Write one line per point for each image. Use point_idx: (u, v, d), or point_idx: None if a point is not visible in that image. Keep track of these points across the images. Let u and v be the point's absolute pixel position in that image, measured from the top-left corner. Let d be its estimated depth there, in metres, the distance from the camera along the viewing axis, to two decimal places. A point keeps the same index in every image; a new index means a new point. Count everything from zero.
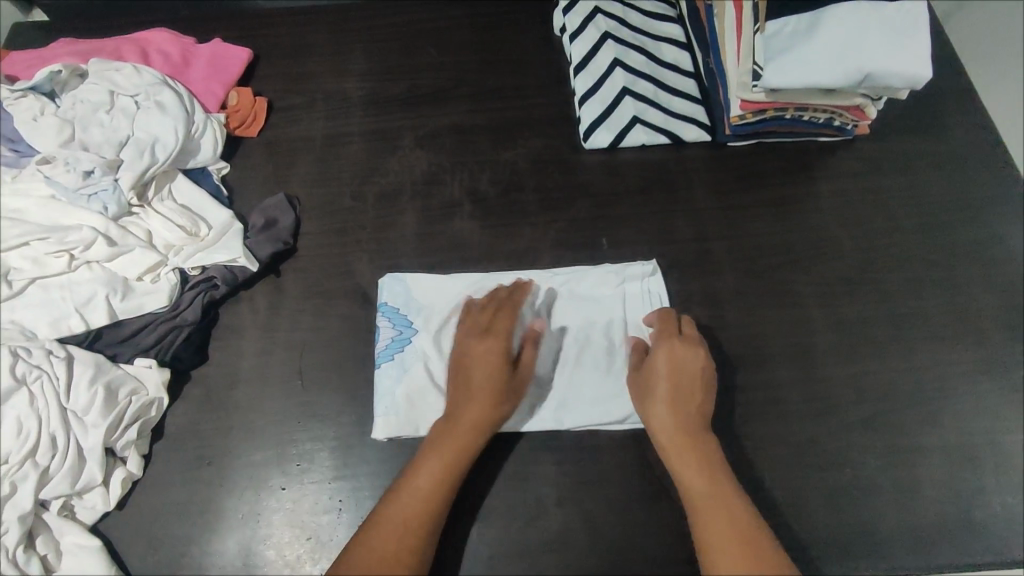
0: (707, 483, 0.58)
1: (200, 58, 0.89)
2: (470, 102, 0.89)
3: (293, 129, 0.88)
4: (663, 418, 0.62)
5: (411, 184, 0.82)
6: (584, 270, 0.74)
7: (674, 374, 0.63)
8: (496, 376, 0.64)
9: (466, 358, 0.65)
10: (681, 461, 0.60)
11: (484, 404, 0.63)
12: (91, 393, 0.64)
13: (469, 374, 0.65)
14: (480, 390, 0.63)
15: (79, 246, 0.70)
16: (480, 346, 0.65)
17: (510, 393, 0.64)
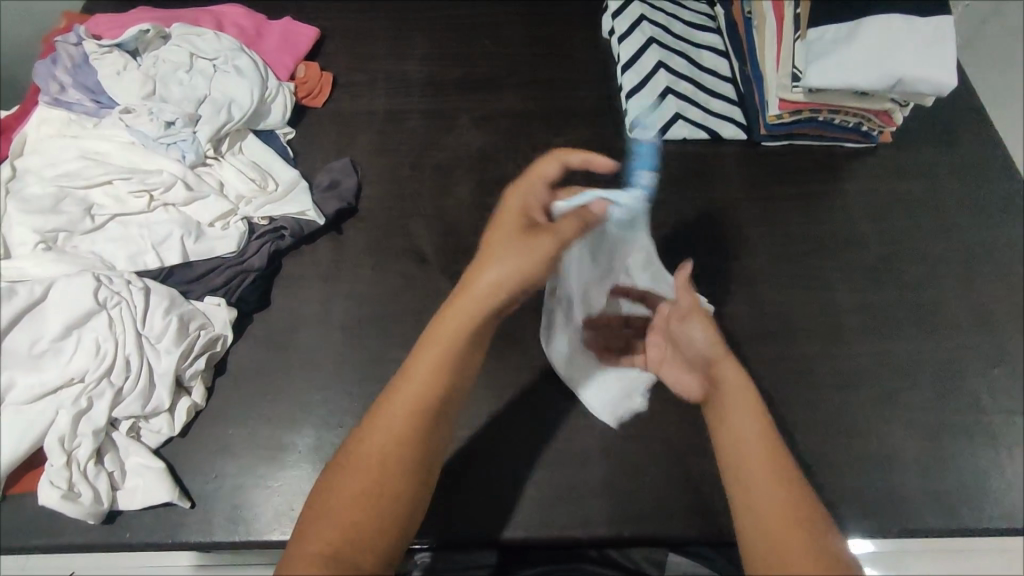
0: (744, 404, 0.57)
1: (272, 32, 0.95)
2: (523, 90, 0.95)
3: (357, 104, 0.93)
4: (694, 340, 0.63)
5: (468, 159, 0.88)
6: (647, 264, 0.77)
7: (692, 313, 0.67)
8: (522, 238, 0.58)
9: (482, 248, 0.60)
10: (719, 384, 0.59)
11: (477, 281, 0.57)
12: (166, 321, 0.67)
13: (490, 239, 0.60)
14: (485, 267, 0.57)
15: (160, 187, 0.75)
16: (494, 230, 0.61)
17: (529, 252, 0.57)
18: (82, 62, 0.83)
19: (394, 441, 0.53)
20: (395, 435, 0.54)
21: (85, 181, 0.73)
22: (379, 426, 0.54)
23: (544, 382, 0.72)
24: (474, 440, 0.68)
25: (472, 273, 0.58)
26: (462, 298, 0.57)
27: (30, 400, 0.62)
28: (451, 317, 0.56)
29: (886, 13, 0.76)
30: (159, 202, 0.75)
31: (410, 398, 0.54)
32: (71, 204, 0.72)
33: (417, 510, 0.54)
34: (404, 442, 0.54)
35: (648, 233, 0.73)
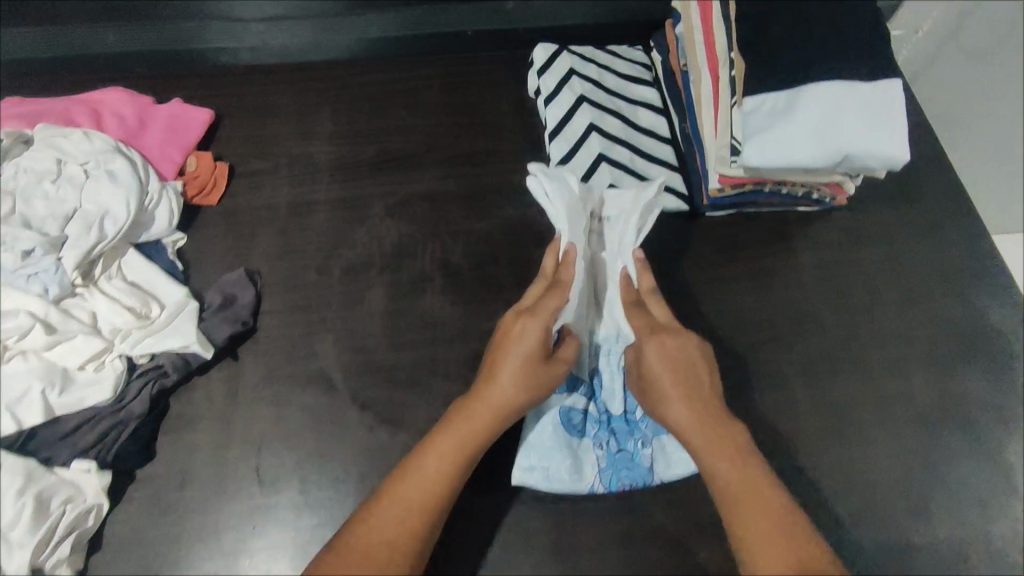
0: (735, 468, 0.60)
1: (158, 120, 0.85)
2: (442, 168, 0.86)
3: (256, 197, 0.84)
4: (677, 410, 0.63)
5: (382, 256, 0.79)
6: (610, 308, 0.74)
7: (677, 361, 0.65)
8: (550, 375, 0.64)
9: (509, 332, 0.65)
10: (710, 450, 0.61)
11: (506, 386, 0.62)
12: (19, 505, 0.58)
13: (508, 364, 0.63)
14: (510, 373, 0.62)
15: (15, 334, 0.65)
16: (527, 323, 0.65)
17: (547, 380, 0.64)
18: None
19: (439, 485, 0.59)
20: (446, 480, 0.59)
21: None
22: (426, 471, 0.59)
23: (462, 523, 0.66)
24: None
25: (504, 397, 0.62)
26: (489, 403, 0.62)
27: None
28: (477, 425, 0.61)
29: (831, 78, 0.67)
30: (15, 351, 0.65)
31: (453, 446, 0.60)
32: None
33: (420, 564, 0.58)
34: (456, 484, 0.60)
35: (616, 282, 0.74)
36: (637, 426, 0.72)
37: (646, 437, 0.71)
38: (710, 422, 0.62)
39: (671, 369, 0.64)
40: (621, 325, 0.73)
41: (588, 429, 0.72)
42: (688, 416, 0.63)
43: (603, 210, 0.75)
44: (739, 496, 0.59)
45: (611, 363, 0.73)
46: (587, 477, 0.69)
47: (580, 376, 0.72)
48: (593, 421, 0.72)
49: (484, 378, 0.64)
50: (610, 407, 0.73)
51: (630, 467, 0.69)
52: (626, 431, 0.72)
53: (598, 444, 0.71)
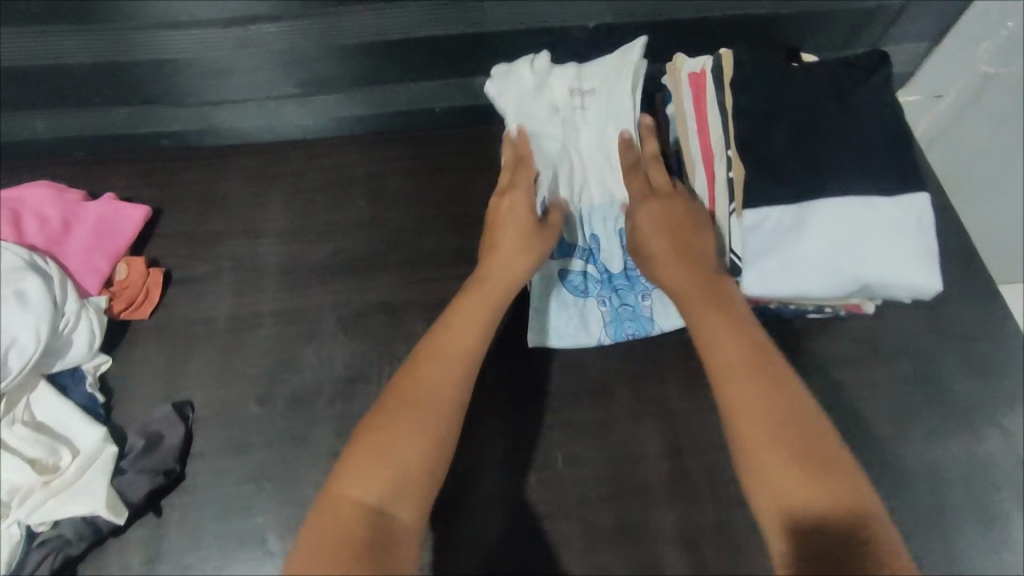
0: (732, 338, 0.57)
1: (85, 221, 0.75)
2: (404, 270, 0.76)
3: (193, 308, 0.74)
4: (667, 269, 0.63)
5: (333, 381, 0.69)
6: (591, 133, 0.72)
7: (664, 221, 0.64)
8: (547, 238, 0.67)
9: (495, 219, 0.69)
10: (700, 311, 0.59)
11: (497, 268, 0.66)
12: None
13: (499, 237, 0.67)
14: (500, 262, 0.66)
15: None
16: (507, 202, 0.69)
17: (537, 241, 0.66)
18: None
19: (439, 367, 0.59)
20: (459, 391, 0.58)
21: None
22: (445, 348, 0.60)
23: None
24: None
25: (506, 263, 0.66)
26: (497, 280, 0.65)
27: None
28: (480, 299, 0.64)
29: (847, 193, 0.58)
30: None
31: (468, 326, 0.62)
32: None
33: (435, 465, 0.54)
34: (478, 349, 0.61)
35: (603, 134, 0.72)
36: (639, 279, 0.72)
37: (648, 289, 0.72)
38: (702, 286, 0.60)
39: (667, 217, 0.64)
40: (615, 191, 0.73)
41: (591, 289, 0.73)
42: (677, 278, 0.62)
43: (585, 82, 0.71)
44: (729, 355, 0.56)
45: (609, 229, 0.73)
46: (593, 332, 0.71)
47: (591, 274, 0.73)
48: (594, 281, 0.73)
49: (488, 255, 0.67)
50: (610, 267, 0.73)
51: (634, 318, 0.71)
52: (629, 287, 0.72)
53: (602, 301, 0.72)
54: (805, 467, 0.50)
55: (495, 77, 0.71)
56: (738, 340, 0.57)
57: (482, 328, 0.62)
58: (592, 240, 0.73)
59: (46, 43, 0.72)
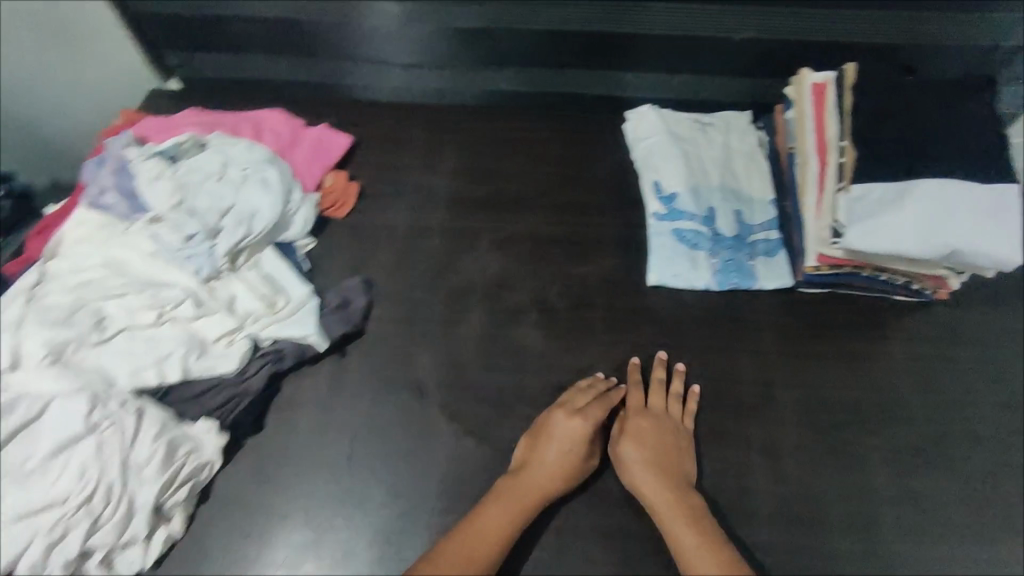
0: (696, 533, 0.65)
1: (307, 140, 0.97)
2: (548, 212, 0.93)
3: (378, 216, 0.93)
4: (642, 468, 0.70)
5: (485, 287, 0.86)
6: (710, 148, 0.96)
7: (663, 442, 0.72)
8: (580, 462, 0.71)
9: (535, 436, 0.72)
10: (671, 513, 0.67)
11: (531, 483, 0.68)
12: (153, 449, 0.68)
13: (537, 454, 0.70)
14: (539, 473, 0.69)
15: (171, 303, 0.76)
16: (554, 422, 0.72)
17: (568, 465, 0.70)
18: (122, 163, 0.88)
19: (463, 563, 0.62)
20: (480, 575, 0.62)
21: (103, 293, 0.75)
22: (461, 556, 0.63)
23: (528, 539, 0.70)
24: None
25: (546, 482, 0.68)
26: (533, 489, 0.68)
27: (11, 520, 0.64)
28: (510, 508, 0.67)
29: (943, 176, 0.71)
30: (168, 317, 0.76)
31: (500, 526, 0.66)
32: (84, 316, 0.73)
33: None
34: (502, 546, 0.65)
35: (719, 148, 0.96)
36: (744, 246, 0.87)
37: (751, 254, 0.86)
38: (684, 497, 0.68)
39: (668, 444, 0.72)
40: (725, 183, 0.92)
41: (703, 245, 0.87)
42: (654, 479, 0.69)
43: (704, 118, 0.99)
44: (694, 552, 0.63)
45: (722, 204, 0.90)
46: (703, 276, 0.85)
47: (705, 232, 0.87)
48: (706, 239, 0.87)
49: (525, 472, 0.69)
50: (720, 230, 0.88)
51: (739, 271, 0.85)
52: (736, 248, 0.87)
53: (713, 255, 0.86)
54: None
55: (636, 111, 1.00)
56: (702, 537, 0.64)
57: (504, 536, 0.65)
58: (709, 210, 0.89)
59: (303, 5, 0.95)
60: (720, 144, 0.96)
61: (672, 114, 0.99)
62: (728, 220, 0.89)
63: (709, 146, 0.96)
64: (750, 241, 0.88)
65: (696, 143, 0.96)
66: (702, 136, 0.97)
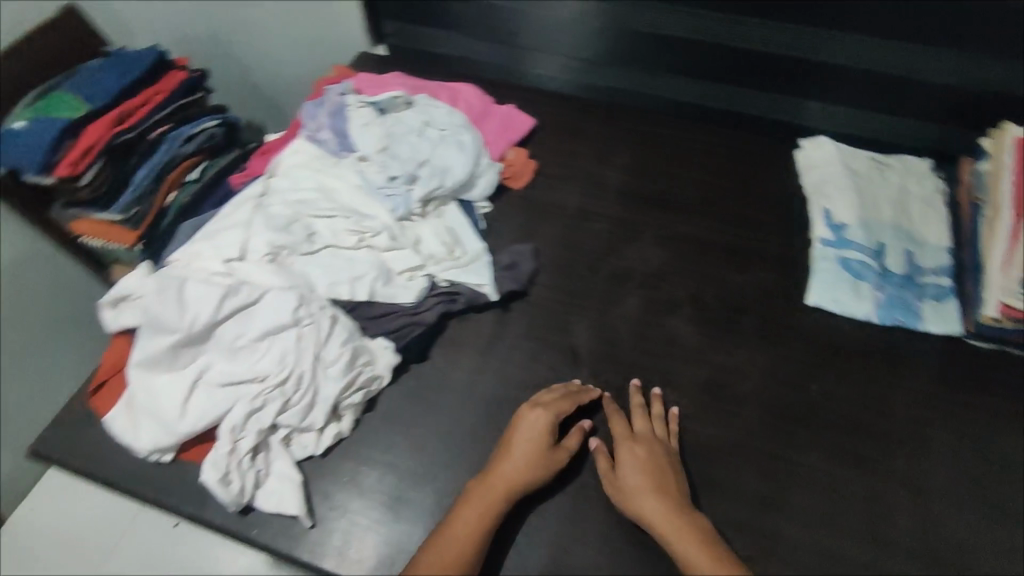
0: (700, 548, 0.66)
1: (497, 116, 1.06)
2: (710, 219, 0.97)
3: (550, 195, 1.01)
4: (639, 484, 0.70)
5: (642, 275, 0.92)
6: (886, 186, 0.96)
7: (652, 460, 0.72)
8: (558, 459, 0.72)
9: (515, 430, 0.74)
10: (673, 526, 0.67)
11: (510, 475, 0.70)
12: (342, 351, 0.76)
13: (514, 447, 0.72)
14: (516, 466, 0.70)
15: (371, 232, 0.85)
16: (530, 418, 0.74)
17: (546, 461, 0.72)
18: (338, 107, 1.00)
19: (456, 554, 0.65)
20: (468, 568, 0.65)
21: (316, 212, 0.85)
22: (451, 550, 0.65)
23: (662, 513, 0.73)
24: (587, 553, 0.71)
25: (517, 475, 0.70)
26: (514, 482, 0.70)
27: (219, 385, 0.73)
28: (491, 500, 0.68)
29: None
30: (366, 244, 0.85)
31: (476, 518, 0.67)
32: (299, 228, 0.83)
33: None
34: (484, 539, 0.67)
35: (896, 188, 0.95)
36: (911, 286, 0.87)
37: (918, 295, 0.86)
38: (671, 514, 0.68)
39: (643, 465, 0.72)
40: (899, 222, 0.92)
41: (868, 277, 0.87)
42: (650, 494, 0.69)
43: (882, 157, 0.99)
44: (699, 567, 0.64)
45: (894, 242, 0.90)
46: (865, 307, 0.85)
47: (872, 265, 0.88)
48: (872, 272, 0.87)
49: (499, 465, 0.71)
50: (888, 266, 0.88)
51: (904, 310, 0.85)
52: (902, 287, 0.87)
53: (878, 289, 0.86)
54: None
55: (811, 142, 1.02)
56: (704, 550, 0.65)
57: (489, 525, 0.68)
58: (879, 245, 0.89)
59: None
60: (897, 184, 0.96)
61: (848, 150, 1.00)
62: (899, 258, 0.88)
63: (886, 184, 0.96)
64: (919, 282, 0.87)
65: (872, 179, 0.96)
66: (878, 173, 0.97)
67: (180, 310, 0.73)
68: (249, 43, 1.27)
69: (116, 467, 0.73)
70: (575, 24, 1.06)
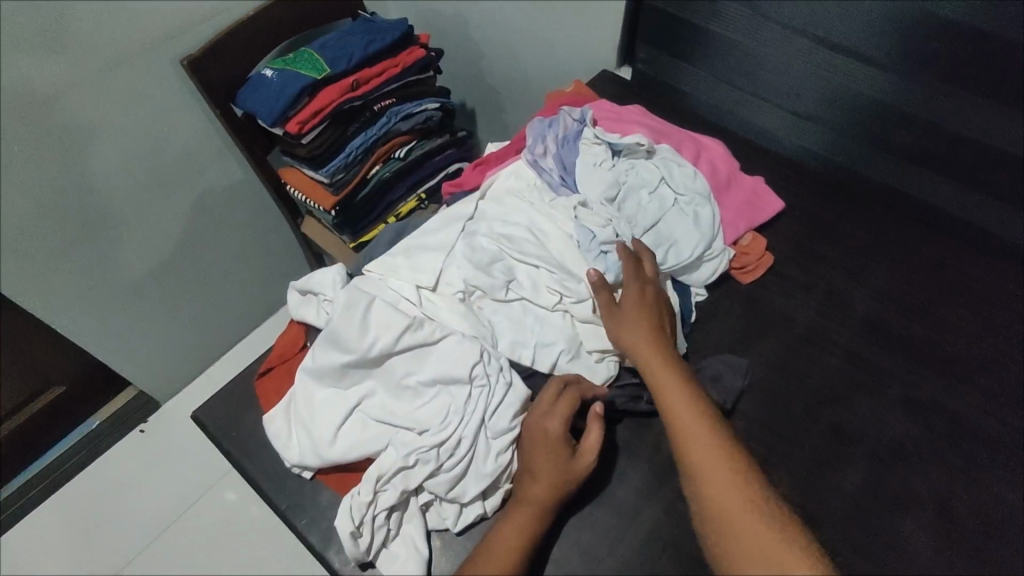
0: (684, 399, 0.66)
1: (743, 189, 0.91)
2: (980, 399, 0.77)
3: (780, 301, 0.85)
4: (634, 335, 0.71)
5: (876, 441, 0.74)
6: None
7: (644, 312, 0.72)
8: (581, 465, 0.66)
9: (532, 433, 0.66)
10: (660, 375, 0.68)
11: (536, 492, 0.65)
12: (510, 426, 0.67)
13: (533, 464, 0.66)
14: (540, 478, 0.65)
15: (572, 296, 0.75)
16: (542, 421, 0.66)
17: (571, 474, 0.66)
18: (571, 135, 0.89)
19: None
20: None
21: (520, 255, 0.77)
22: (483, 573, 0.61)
23: None
24: None
25: (545, 498, 0.64)
26: (540, 498, 0.65)
27: (377, 421, 0.68)
28: (525, 524, 0.64)
29: None
30: (563, 307, 0.75)
31: (515, 538, 0.64)
32: (499, 270, 0.76)
33: None
34: (521, 559, 0.63)
35: None
36: None
37: None
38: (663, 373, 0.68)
39: (633, 310, 0.72)
40: None
41: None
42: (640, 348, 0.70)
43: None
44: (682, 416, 0.65)
45: None
46: None
47: None
48: None
49: (524, 482, 0.66)
50: None
51: None
52: None
53: None
54: (745, 505, 0.58)
55: None
56: (686, 399, 0.66)
57: (525, 542, 0.64)
58: None
59: (792, 50, 0.93)
60: None
61: None
62: None
63: None
64: None
65: None
66: None
67: (361, 331, 0.68)
68: (491, 33, 1.23)
69: (270, 466, 0.71)
70: (886, 112, 0.89)
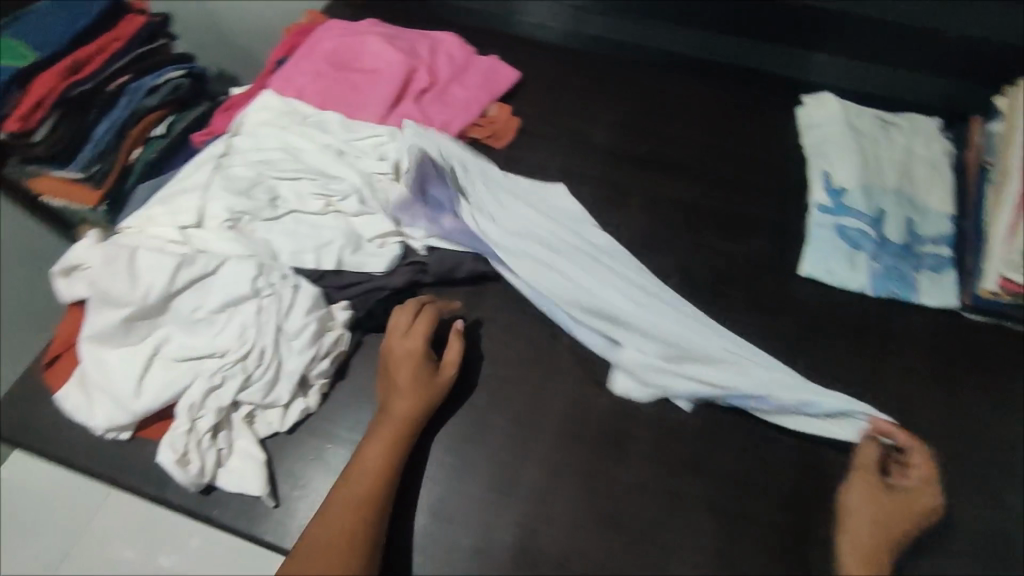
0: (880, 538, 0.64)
1: (478, 68, 0.99)
2: (703, 182, 0.92)
3: (533, 153, 0.95)
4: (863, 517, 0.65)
5: (629, 240, 0.87)
6: (882, 143, 0.91)
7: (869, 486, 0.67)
8: (443, 376, 0.72)
9: (394, 354, 0.72)
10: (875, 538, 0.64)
11: (403, 403, 0.70)
12: (305, 321, 0.71)
13: (398, 380, 0.71)
14: (405, 391, 0.70)
15: (338, 196, 0.80)
16: (403, 343, 0.72)
17: (433, 384, 0.72)
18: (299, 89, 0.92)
19: (372, 482, 0.65)
20: (386, 492, 0.65)
21: (279, 172, 0.80)
22: (361, 482, 0.65)
23: (635, 487, 0.71)
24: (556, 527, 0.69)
25: (411, 407, 0.69)
26: (407, 407, 0.70)
27: (177, 360, 0.69)
28: (395, 434, 0.68)
29: None
30: (333, 208, 0.80)
31: (388, 449, 0.68)
32: (261, 192, 0.79)
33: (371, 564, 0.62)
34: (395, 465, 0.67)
35: (896, 147, 0.91)
36: (909, 255, 0.83)
37: (913, 262, 0.83)
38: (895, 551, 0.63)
39: (877, 497, 0.66)
40: (908, 189, 0.87)
41: (865, 245, 0.83)
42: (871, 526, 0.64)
43: (892, 118, 0.94)
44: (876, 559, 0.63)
45: (893, 207, 0.85)
46: (859, 279, 0.82)
47: (870, 233, 0.83)
48: (871, 241, 0.83)
49: (391, 398, 0.71)
50: (887, 234, 0.84)
51: (900, 281, 0.81)
52: (901, 255, 0.83)
53: (873, 258, 0.83)
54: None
55: (810, 100, 0.96)
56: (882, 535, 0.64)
57: (401, 451, 0.68)
58: (878, 212, 0.85)
59: None
60: (903, 148, 0.91)
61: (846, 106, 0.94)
62: (899, 227, 0.84)
63: (886, 147, 0.91)
64: (917, 251, 0.83)
65: (861, 135, 0.91)
66: (886, 134, 0.92)
67: (133, 282, 0.69)
68: None
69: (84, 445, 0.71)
70: None
